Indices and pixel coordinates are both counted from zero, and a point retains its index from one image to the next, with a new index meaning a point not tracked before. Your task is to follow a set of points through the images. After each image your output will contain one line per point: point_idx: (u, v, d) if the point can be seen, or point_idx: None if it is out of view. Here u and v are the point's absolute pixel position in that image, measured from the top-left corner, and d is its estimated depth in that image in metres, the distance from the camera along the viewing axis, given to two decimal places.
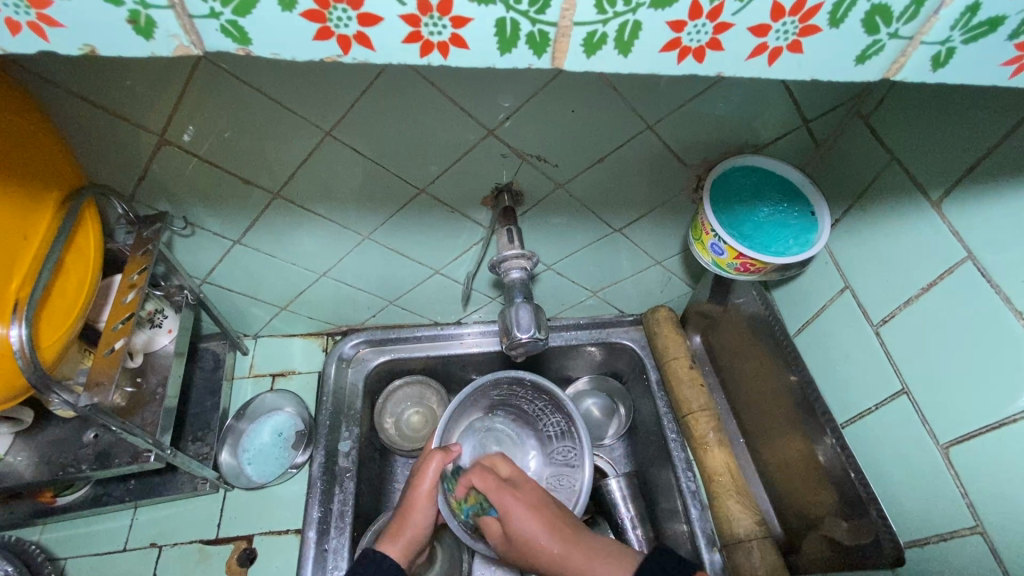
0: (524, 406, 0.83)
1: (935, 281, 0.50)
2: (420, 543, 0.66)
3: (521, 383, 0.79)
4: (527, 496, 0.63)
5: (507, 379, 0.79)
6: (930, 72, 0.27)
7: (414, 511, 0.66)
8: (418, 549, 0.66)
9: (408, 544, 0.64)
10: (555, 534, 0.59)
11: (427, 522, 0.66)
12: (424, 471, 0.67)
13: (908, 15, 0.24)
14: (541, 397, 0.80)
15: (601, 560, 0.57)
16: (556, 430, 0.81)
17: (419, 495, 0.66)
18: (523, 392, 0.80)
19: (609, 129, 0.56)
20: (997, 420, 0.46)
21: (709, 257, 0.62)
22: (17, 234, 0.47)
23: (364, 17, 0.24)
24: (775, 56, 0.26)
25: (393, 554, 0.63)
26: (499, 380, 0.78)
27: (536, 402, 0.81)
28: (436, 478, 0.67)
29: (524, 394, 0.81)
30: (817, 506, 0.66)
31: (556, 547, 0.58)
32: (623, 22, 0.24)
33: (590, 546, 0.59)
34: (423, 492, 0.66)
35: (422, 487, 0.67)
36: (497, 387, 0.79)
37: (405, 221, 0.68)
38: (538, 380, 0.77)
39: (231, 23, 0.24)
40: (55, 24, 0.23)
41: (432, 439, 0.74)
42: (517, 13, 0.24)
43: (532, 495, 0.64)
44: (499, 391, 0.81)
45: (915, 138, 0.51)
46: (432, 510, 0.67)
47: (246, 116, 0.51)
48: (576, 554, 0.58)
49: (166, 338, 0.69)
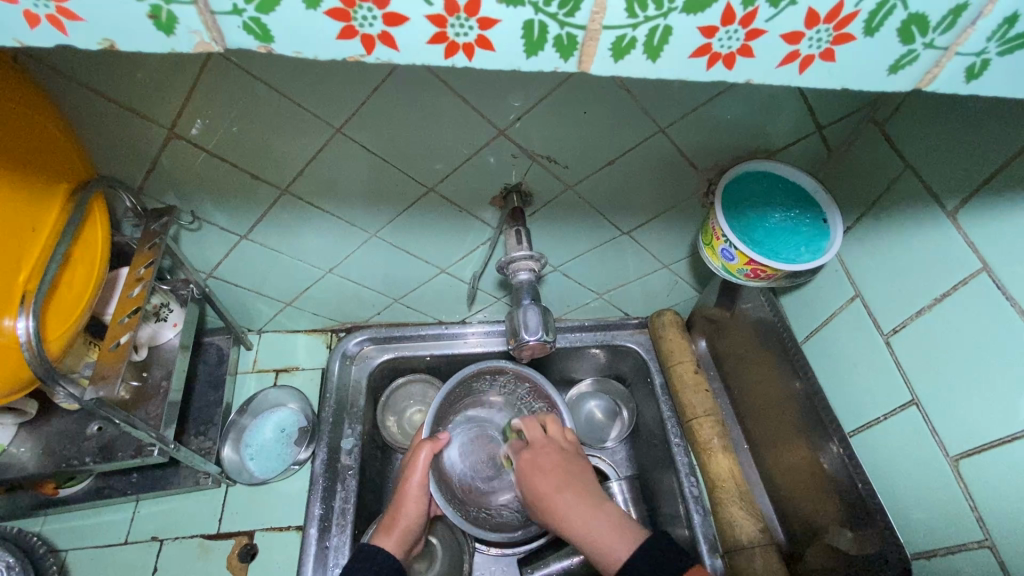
0: (505, 395, 0.82)
1: (949, 292, 0.50)
2: (415, 536, 0.66)
3: (504, 372, 0.79)
4: (548, 455, 0.64)
5: (490, 369, 0.79)
6: (962, 83, 0.26)
7: (406, 502, 0.66)
8: (413, 540, 0.66)
9: (402, 536, 0.64)
10: (565, 492, 0.59)
11: (418, 514, 0.66)
12: (414, 460, 0.67)
13: (945, 24, 0.24)
14: (521, 384, 0.80)
15: (609, 527, 0.55)
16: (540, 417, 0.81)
17: (410, 486, 0.67)
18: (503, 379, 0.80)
19: (621, 132, 0.56)
20: (1009, 435, 0.45)
21: (720, 262, 0.62)
22: (26, 224, 0.46)
23: (390, 16, 0.23)
24: (807, 65, 0.26)
25: (389, 546, 0.63)
26: (484, 370, 0.78)
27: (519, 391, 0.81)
28: (426, 471, 0.67)
29: (507, 383, 0.81)
30: (821, 515, 0.66)
31: (563, 505, 0.58)
32: (653, 27, 0.24)
33: (601, 512, 0.57)
34: (414, 485, 0.66)
35: (412, 480, 0.67)
36: (481, 376, 0.78)
37: (413, 220, 0.67)
38: (523, 370, 0.77)
39: (254, 20, 0.23)
40: (74, 17, 0.22)
41: (421, 430, 0.73)
42: (546, 15, 0.23)
43: (552, 455, 0.64)
44: (482, 382, 0.80)
45: (931, 146, 0.50)
46: (424, 501, 0.67)
47: (256, 111, 0.50)
48: (580, 518, 0.57)
49: (171, 333, 0.69)
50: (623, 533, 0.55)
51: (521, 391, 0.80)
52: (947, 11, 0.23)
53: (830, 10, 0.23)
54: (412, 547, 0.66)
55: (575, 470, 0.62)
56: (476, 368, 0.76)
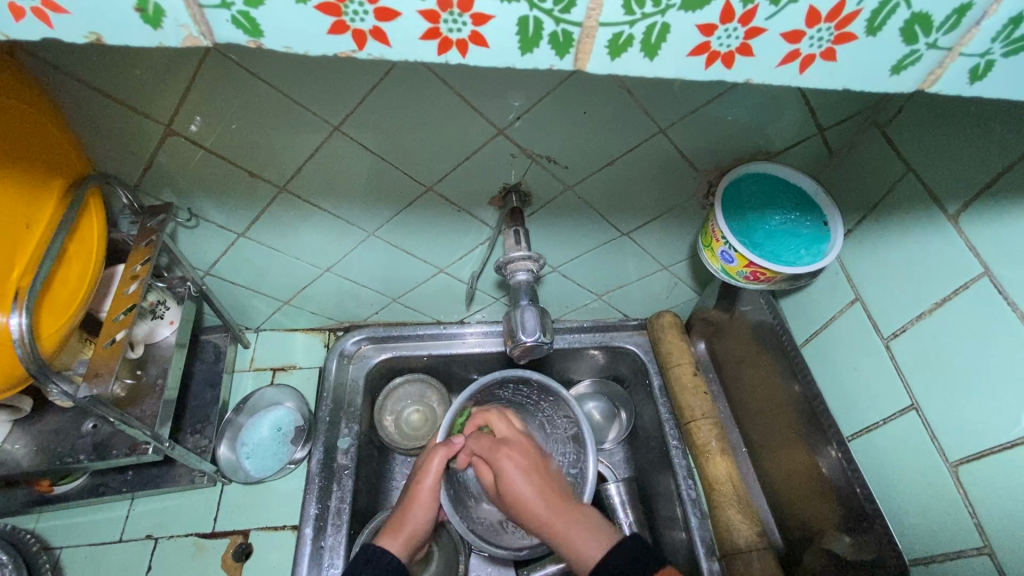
0: (528, 407, 0.82)
1: (950, 296, 0.49)
2: (421, 539, 0.65)
3: (527, 383, 0.80)
4: (522, 456, 0.65)
5: (512, 378, 0.79)
6: (966, 85, 0.26)
7: (416, 507, 0.65)
8: (418, 545, 0.65)
9: (408, 538, 0.64)
10: (542, 495, 0.61)
11: (428, 519, 0.65)
12: (430, 463, 0.67)
13: (949, 24, 0.23)
14: (545, 395, 0.80)
15: (584, 529, 0.58)
16: (563, 429, 0.80)
17: (422, 490, 0.66)
18: (526, 389, 0.80)
19: (621, 132, 0.55)
20: (1009, 441, 0.45)
21: (719, 264, 0.62)
22: (21, 222, 0.46)
23: (382, 11, 0.23)
24: (808, 64, 0.25)
25: (396, 550, 0.62)
26: (505, 379, 0.78)
27: (540, 401, 0.81)
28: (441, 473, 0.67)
29: (531, 395, 0.81)
30: (819, 519, 0.65)
31: (542, 508, 0.60)
32: (651, 24, 0.23)
33: (577, 516, 0.59)
34: (427, 487, 0.66)
35: (425, 482, 0.66)
36: (504, 386, 0.79)
37: (411, 219, 0.67)
38: (545, 380, 0.78)
39: (243, 14, 0.23)
40: (59, 9, 0.22)
41: (436, 435, 0.73)
42: (541, 11, 0.23)
43: (525, 457, 0.65)
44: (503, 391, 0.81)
45: (933, 149, 0.50)
46: (433, 507, 0.66)
47: (252, 108, 0.50)
48: (561, 521, 0.58)
49: (167, 330, 0.69)
50: (599, 532, 0.57)
51: (545, 402, 0.81)
52: (952, 10, 0.23)
53: (832, 8, 0.23)
54: (416, 551, 0.66)
55: (545, 473, 0.64)
56: (498, 377, 0.77)
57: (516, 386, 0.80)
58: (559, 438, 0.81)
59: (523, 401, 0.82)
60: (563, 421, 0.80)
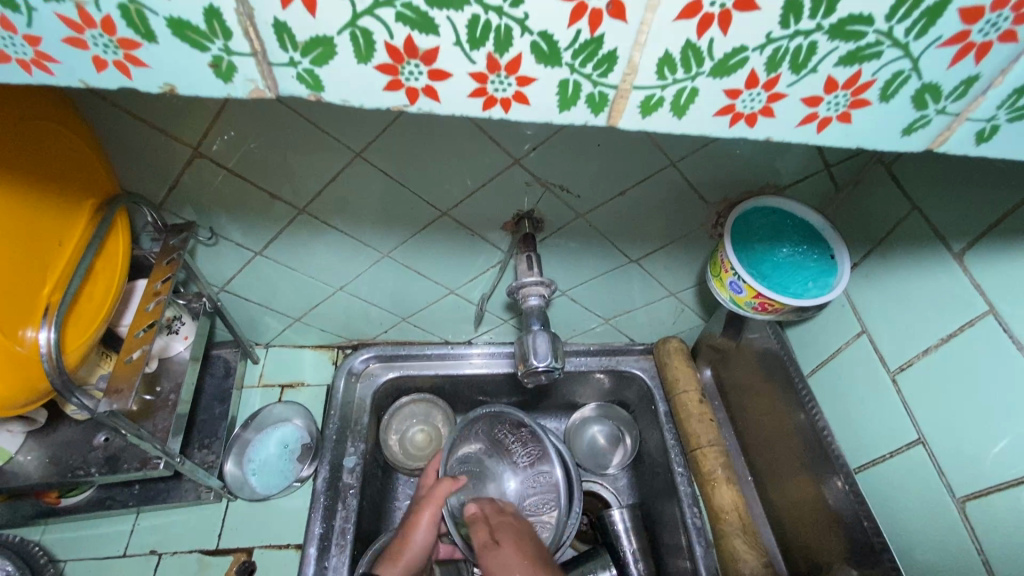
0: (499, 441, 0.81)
1: (956, 331, 0.50)
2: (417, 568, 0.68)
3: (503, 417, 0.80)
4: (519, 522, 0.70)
5: (491, 416, 0.80)
6: (973, 146, 0.28)
7: (414, 531, 0.68)
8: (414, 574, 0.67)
9: (406, 566, 0.66)
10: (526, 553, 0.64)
11: (424, 545, 0.68)
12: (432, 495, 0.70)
13: (957, 93, 0.25)
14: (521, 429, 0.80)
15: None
16: (533, 459, 0.80)
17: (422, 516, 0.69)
18: (504, 424, 0.81)
19: (633, 164, 0.57)
20: (1015, 479, 0.46)
21: (727, 294, 0.63)
22: (52, 240, 0.48)
23: (434, 72, 0.25)
24: (825, 125, 0.27)
25: None
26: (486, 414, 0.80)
27: (516, 438, 0.81)
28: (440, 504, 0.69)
29: (506, 431, 0.81)
30: (827, 552, 0.65)
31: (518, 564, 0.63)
32: (680, 89, 0.25)
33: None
34: (426, 515, 0.69)
35: (423, 515, 0.69)
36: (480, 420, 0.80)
37: (424, 243, 0.69)
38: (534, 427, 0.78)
39: (307, 71, 0.25)
40: (139, 63, 0.24)
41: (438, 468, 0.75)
42: (580, 76, 0.25)
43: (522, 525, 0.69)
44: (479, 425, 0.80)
45: (934, 188, 0.52)
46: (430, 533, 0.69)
47: (277, 133, 0.52)
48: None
49: (181, 345, 0.70)
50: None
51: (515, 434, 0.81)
52: (959, 81, 0.25)
53: (848, 77, 0.25)
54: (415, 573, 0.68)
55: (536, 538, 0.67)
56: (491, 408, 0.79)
57: (495, 422, 0.80)
58: (536, 476, 0.79)
59: (499, 436, 0.81)
60: (532, 453, 0.80)
